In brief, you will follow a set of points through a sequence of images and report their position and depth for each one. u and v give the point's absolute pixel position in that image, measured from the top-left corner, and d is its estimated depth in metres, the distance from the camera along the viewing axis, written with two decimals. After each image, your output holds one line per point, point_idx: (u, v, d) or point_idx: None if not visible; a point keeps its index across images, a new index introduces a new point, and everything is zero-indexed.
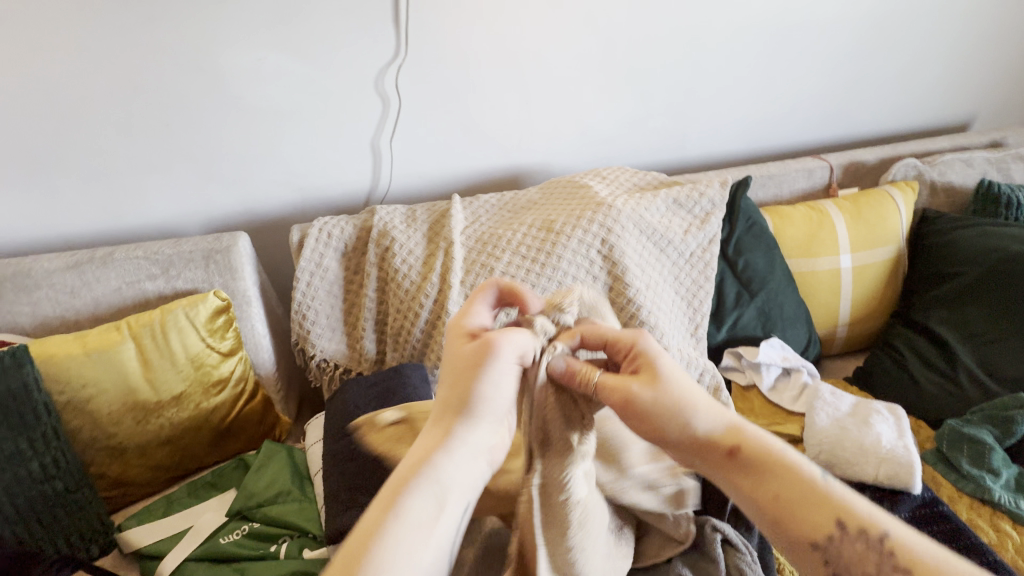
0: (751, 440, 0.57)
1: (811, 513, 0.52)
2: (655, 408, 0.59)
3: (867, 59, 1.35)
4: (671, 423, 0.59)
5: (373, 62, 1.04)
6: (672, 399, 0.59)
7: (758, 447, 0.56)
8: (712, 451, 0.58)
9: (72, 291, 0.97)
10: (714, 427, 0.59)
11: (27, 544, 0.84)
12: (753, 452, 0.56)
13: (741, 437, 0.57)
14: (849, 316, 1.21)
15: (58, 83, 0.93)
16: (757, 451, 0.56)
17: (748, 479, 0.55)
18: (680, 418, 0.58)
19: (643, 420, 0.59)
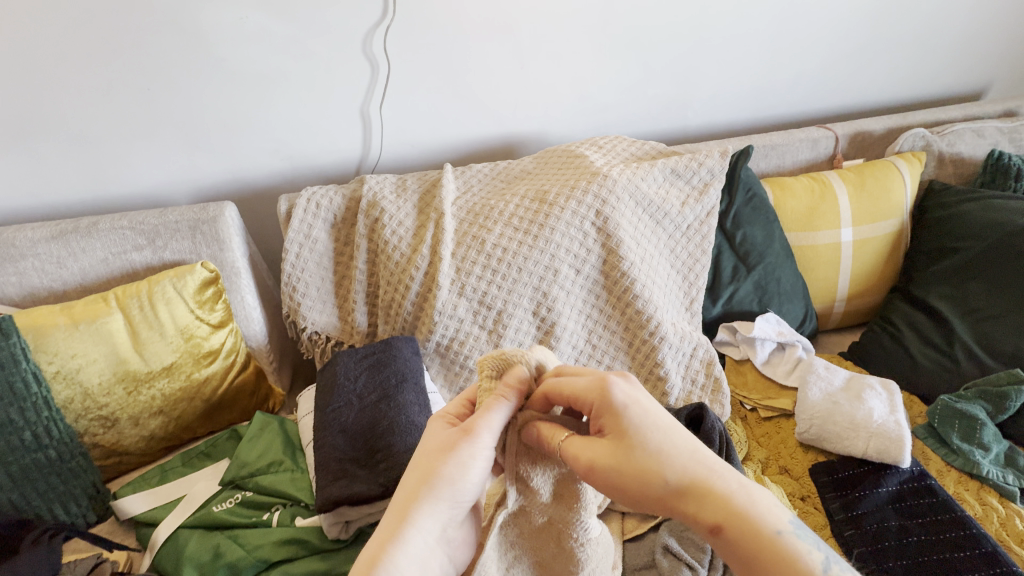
0: (742, 514, 0.47)
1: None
2: (629, 475, 0.50)
3: (881, 21, 1.29)
4: (645, 486, 0.49)
5: (361, 22, 0.99)
6: (643, 458, 0.50)
7: (744, 522, 0.46)
8: (693, 523, 0.48)
9: (58, 261, 0.95)
10: (688, 483, 0.49)
11: (23, 511, 0.85)
12: (740, 535, 0.46)
13: (720, 506, 0.47)
14: (847, 291, 1.19)
15: (30, 43, 0.88)
16: (746, 532, 0.46)
17: (739, 563, 0.46)
18: (652, 477, 0.49)
19: (614, 485, 0.50)
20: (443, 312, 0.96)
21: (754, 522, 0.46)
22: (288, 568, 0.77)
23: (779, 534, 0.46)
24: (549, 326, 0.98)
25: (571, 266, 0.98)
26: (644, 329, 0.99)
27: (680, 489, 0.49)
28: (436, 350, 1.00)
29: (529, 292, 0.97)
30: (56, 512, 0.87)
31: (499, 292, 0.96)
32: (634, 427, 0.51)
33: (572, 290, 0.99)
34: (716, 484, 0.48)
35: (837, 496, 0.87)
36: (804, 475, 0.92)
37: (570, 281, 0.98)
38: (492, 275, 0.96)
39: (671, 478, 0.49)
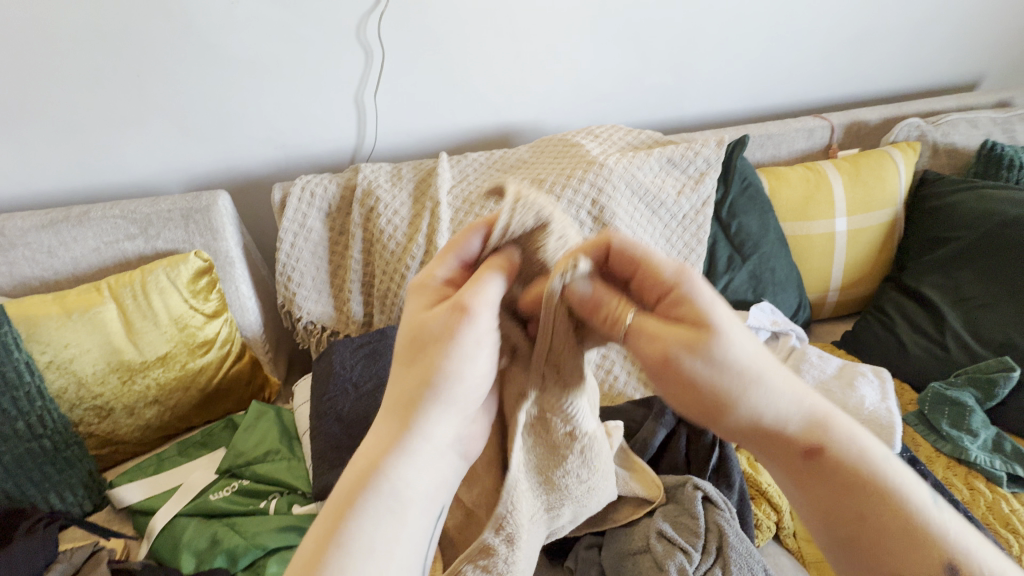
0: (870, 479, 0.43)
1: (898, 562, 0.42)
2: (705, 389, 0.45)
3: (878, 10, 1.28)
4: (731, 414, 0.45)
5: (355, 9, 0.98)
6: (741, 392, 0.45)
7: (874, 489, 0.43)
8: (785, 449, 0.45)
9: (49, 250, 0.94)
10: (810, 434, 0.45)
11: (18, 500, 0.85)
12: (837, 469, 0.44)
13: (845, 456, 0.44)
14: (840, 280, 1.20)
15: (16, 28, 0.86)
16: (845, 466, 0.44)
17: (846, 528, 0.44)
18: (758, 416, 0.45)
19: (689, 398, 0.46)
20: None
21: (852, 458, 0.44)
22: (287, 555, 0.77)
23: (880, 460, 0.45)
24: None
25: None
26: None
27: (782, 424, 0.45)
28: None
29: None
30: (53, 501, 0.87)
31: None
32: (709, 331, 0.45)
33: None
34: (838, 434, 0.45)
35: None
36: None
37: None
38: None
39: (770, 411, 0.45)
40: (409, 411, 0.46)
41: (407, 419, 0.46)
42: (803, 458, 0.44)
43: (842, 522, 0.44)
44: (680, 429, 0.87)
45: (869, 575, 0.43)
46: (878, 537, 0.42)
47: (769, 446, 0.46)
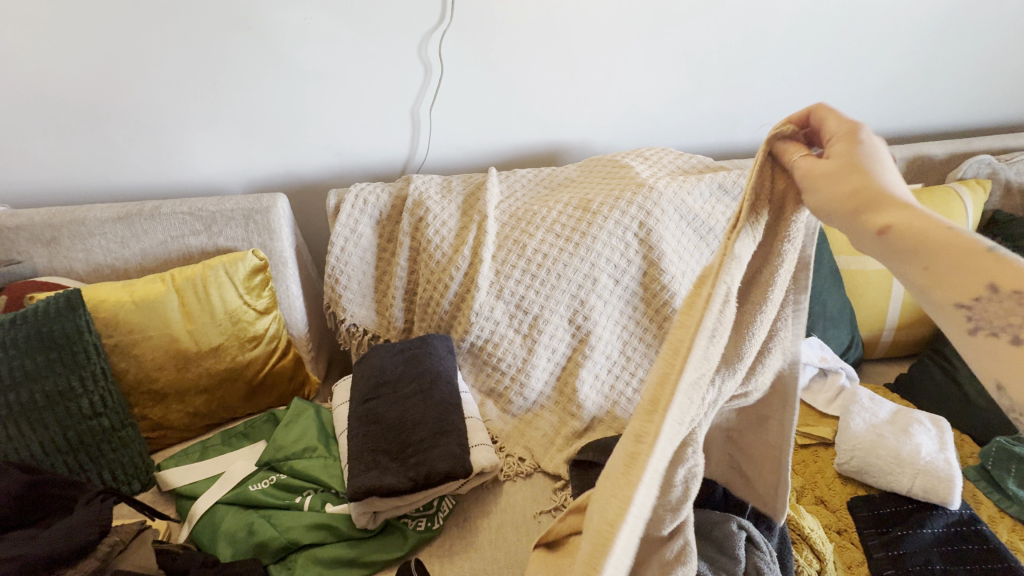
0: (929, 221, 0.35)
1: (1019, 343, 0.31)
2: (836, 172, 0.38)
3: (949, 42, 1.24)
4: (857, 193, 0.37)
5: (418, 28, 1.02)
6: (847, 169, 0.38)
7: (933, 229, 0.34)
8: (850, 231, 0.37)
9: (122, 241, 1.01)
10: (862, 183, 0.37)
11: (76, 474, 0.89)
12: (934, 239, 0.34)
13: (912, 213, 0.35)
14: (896, 320, 1.13)
15: (115, 37, 0.95)
16: (940, 244, 0.34)
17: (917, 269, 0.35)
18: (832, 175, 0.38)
19: (819, 186, 0.38)
20: (480, 313, 0.98)
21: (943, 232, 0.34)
22: (316, 554, 0.79)
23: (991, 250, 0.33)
24: (584, 335, 0.98)
25: (610, 276, 0.98)
26: None
27: (860, 197, 0.37)
28: (470, 350, 1.01)
29: (566, 300, 0.98)
30: (106, 477, 0.91)
31: (537, 297, 0.98)
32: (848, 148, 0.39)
33: (609, 300, 0.99)
34: (890, 187, 0.37)
35: (878, 533, 0.83)
36: (841, 507, 0.88)
37: (608, 291, 0.99)
38: (530, 281, 0.98)
39: (863, 185, 0.37)
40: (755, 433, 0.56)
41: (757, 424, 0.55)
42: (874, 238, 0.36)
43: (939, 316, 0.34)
44: None
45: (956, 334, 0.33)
46: (972, 269, 0.33)
47: (821, 202, 0.38)
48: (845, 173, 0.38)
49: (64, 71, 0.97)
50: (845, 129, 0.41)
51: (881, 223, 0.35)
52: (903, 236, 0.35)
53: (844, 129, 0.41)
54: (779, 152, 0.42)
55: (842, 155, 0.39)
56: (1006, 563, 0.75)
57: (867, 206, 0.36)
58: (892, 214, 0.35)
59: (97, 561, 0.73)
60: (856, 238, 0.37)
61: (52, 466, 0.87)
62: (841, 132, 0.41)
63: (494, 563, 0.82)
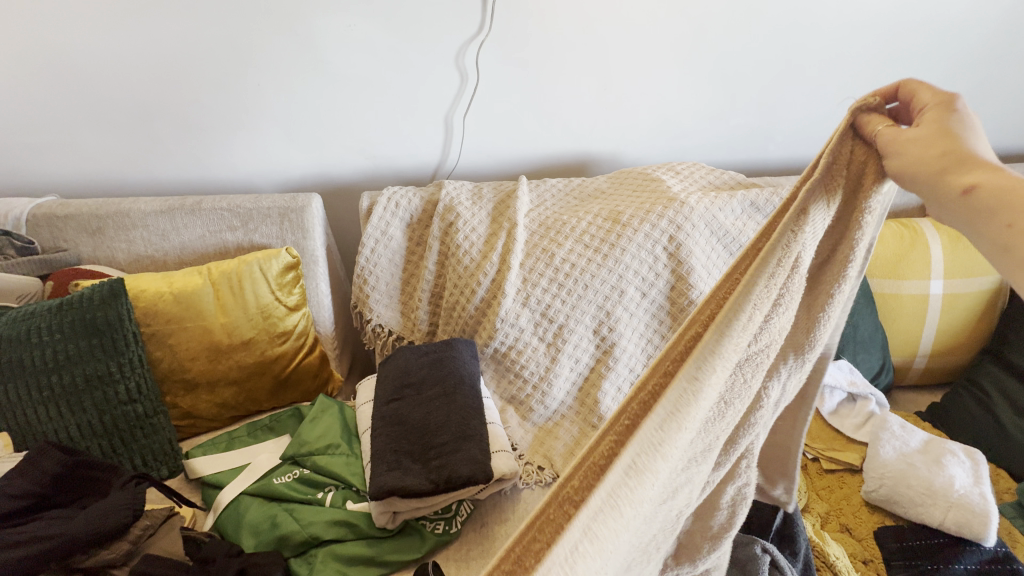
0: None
1: None
2: (921, 141, 0.34)
3: (995, 64, 1.21)
4: (941, 159, 0.33)
5: (457, 38, 1.04)
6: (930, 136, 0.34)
7: None
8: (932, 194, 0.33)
9: (163, 234, 1.05)
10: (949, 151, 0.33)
11: (110, 458, 0.92)
12: None
13: (1004, 174, 0.32)
14: (930, 347, 1.11)
15: (166, 38, 0.99)
16: None
17: (1003, 230, 0.31)
18: (915, 141, 0.34)
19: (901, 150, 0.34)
20: (505, 320, 0.98)
21: None
22: (335, 549, 0.80)
23: None
24: (608, 346, 0.98)
25: (638, 288, 0.98)
26: None
27: (946, 161, 0.33)
28: (493, 355, 1.02)
29: (592, 310, 0.98)
30: (136, 462, 0.93)
31: (563, 306, 0.98)
32: (939, 118, 0.35)
33: (635, 313, 0.99)
34: (980, 155, 0.33)
35: (906, 565, 0.80)
36: (868, 537, 0.86)
37: (635, 304, 0.98)
38: (557, 290, 0.98)
39: (950, 151, 0.34)
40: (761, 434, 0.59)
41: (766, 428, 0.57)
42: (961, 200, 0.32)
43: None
44: None
45: None
46: None
47: (902, 167, 0.34)
48: (930, 139, 0.34)
49: (121, 68, 1.01)
50: (941, 95, 0.37)
51: (966, 182, 0.32)
52: (995, 195, 0.31)
53: (941, 95, 0.37)
54: (867, 123, 0.37)
55: (933, 122, 0.35)
56: None
57: (957, 173, 0.33)
58: (987, 178, 0.32)
59: (129, 544, 0.75)
60: (935, 200, 0.34)
61: (88, 449, 0.90)
62: (934, 103, 0.37)
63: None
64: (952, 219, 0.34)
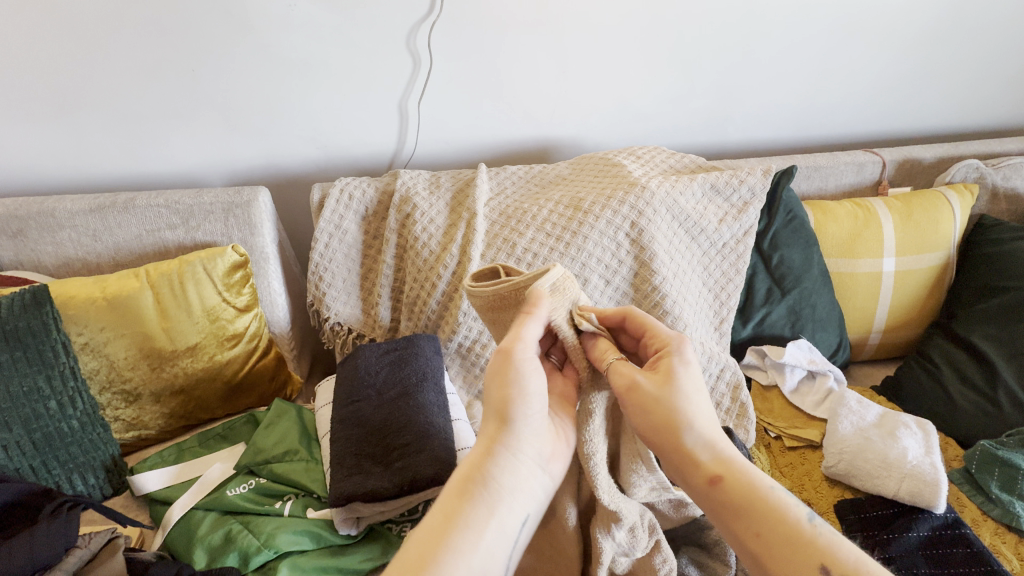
0: (739, 473, 0.55)
1: (790, 554, 0.49)
2: (667, 423, 0.57)
3: (941, 43, 1.24)
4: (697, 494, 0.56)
5: (406, 17, 0.99)
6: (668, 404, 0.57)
7: (742, 481, 0.54)
8: (692, 475, 0.56)
9: (93, 234, 0.96)
10: (713, 457, 0.56)
11: (42, 480, 0.84)
12: (743, 486, 0.54)
13: (738, 476, 0.55)
14: (883, 323, 1.14)
15: (80, 14, 0.89)
16: (741, 492, 0.54)
17: (730, 509, 0.54)
18: (672, 425, 0.57)
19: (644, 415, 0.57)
20: (467, 313, 0.95)
21: (754, 487, 0.54)
22: (298, 561, 0.76)
23: (781, 497, 0.53)
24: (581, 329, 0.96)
25: (601, 276, 0.96)
26: None
27: (689, 447, 0.57)
28: (457, 350, 0.99)
29: None
30: (76, 483, 0.87)
31: None
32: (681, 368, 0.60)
33: (600, 300, 0.97)
34: (694, 449, 0.57)
35: (864, 537, 0.83)
36: (828, 510, 0.89)
37: (599, 291, 0.96)
38: None
39: (693, 438, 0.57)
40: (736, 519, 0.53)
41: (755, 516, 0.52)
42: (708, 485, 0.55)
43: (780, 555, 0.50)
44: None
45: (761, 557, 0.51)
46: (767, 520, 0.52)
47: (686, 477, 0.57)
48: (660, 411, 0.57)
49: (32, 53, 0.92)
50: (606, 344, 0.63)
51: (710, 476, 0.55)
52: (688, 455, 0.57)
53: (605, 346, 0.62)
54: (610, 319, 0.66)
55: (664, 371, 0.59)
56: (990, 568, 0.75)
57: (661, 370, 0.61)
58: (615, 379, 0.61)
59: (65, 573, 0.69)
60: (691, 484, 0.57)
61: (16, 470, 0.82)
62: (667, 348, 0.61)
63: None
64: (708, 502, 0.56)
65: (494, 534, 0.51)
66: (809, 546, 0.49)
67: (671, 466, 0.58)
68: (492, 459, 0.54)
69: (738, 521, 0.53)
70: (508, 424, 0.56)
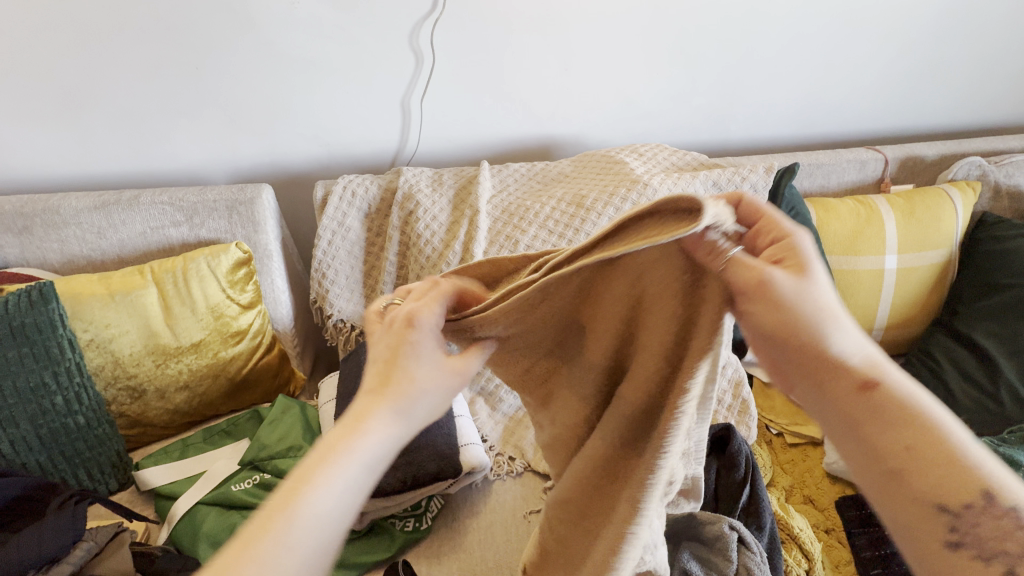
0: (897, 394, 0.41)
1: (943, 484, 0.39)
2: (806, 323, 0.42)
3: (943, 41, 1.23)
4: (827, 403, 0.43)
5: (409, 15, 0.99)
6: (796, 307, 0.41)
7: (896, 401, 0.41)
8: (838, 385, 0.42)
9: (98, 231, 0.97)
10: (857, 365, 0.42)
11: (50, 474, 0.86)
12: (893, 407, 0.41)
13: (894, 394, 0.41)
14: (886, 321, 1.14)
15: (85, 12, 0.90)
16: (898, 405, 0.41)
17: (866, 437, 0.41)
18: (800, 326, 0.42)
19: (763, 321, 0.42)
20: None
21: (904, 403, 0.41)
22: None
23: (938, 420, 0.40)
24: None
25: None
26: None
27: (828, 354, 0.42)
28: None
29: None
30: (82, 478, 0.88)
31: None
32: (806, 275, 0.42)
33: None
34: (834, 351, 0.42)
35: (864, 533, 0.83)
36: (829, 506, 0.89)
37: None
38: None
39: (835, 344, 0.42)
40: (870, 427, 0.41)
41: (903, 427, 0.40)
42: (858, 393, 0.41)
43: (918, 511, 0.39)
44: (709, 464, 0.85)
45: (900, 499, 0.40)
46: (933, 459, 0.39)
47: (821, 398, 0.43)
48: (788, 314, 0.41)
49: (37, 52, 0.92)
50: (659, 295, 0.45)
51: (862, 382, 0.41)
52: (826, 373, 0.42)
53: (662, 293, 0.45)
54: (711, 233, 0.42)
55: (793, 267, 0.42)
56: None
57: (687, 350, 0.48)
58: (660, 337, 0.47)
59: (72, 566, 0.70)
60: (822, 397, 0.43)
61: (25, 465, 0.83)
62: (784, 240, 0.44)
63: (484, 561, 0.82)
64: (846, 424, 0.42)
65: (312, 544, 0.37)
66: (969, 472, 0.39)
67: (794, 374, 0.44)
68: (356, 439, 0.40)
69: (875, 437, 0.41)
70: (388, 393, 0.43)
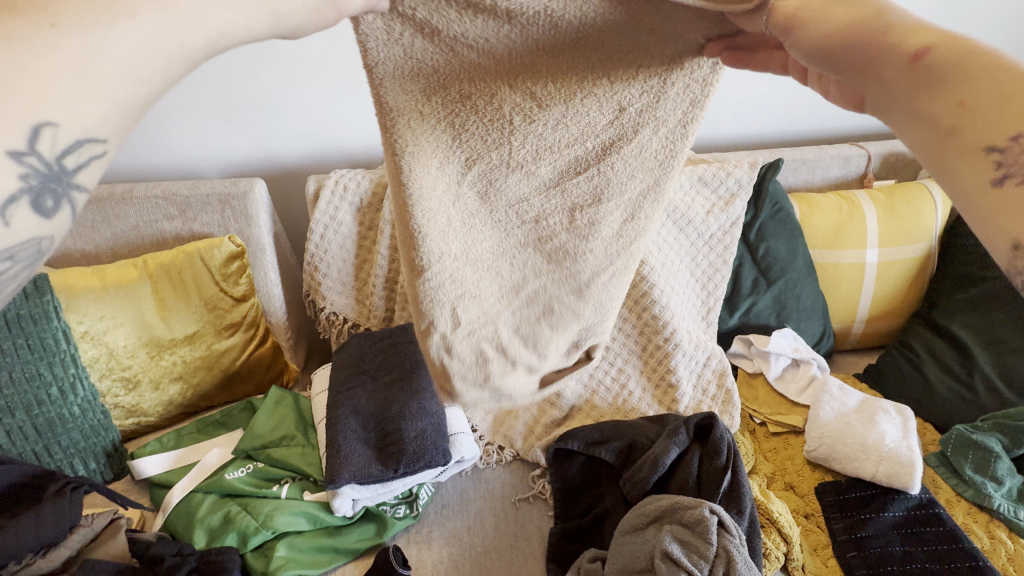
0: (967, 46, 0.33)
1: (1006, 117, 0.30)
2: (862, 25, 0.36)
3: None
4: (880, 82, 0.35)
5: None
6: (858, 7, 0.36)
7: (969, 49, 0.33)
8: (889, 58, 0.34)
9: (91, 225, 0.98)
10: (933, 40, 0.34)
11: (45, 463, 0.87)
12: (966, 57, 0.32)
13: (953, 39, 0.33)
14: (867, 313, 1.17)
15: None
16: (968, 59, 0.32)
17: (921, 100, 0.33)
18: (851, 14, 0.36)
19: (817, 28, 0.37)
20: None
21: (977, 57, 0.32)
22: (295, 540, 0.79)
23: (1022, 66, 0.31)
24: None
25: None
26: (658, 334, 0.98)
27: (892, 28, 0.35)
28: None
29: None
30: (78, 467, 0.90)
31: None
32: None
33: None
34: (893, 21, 0.35)
35: (843, 518, 0.86)
36: (809, 492, 0.92)
37: None
38: None
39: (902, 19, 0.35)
40: (923, 92, 0.33)
41: (965, 72, 0.32)
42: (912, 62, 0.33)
43: (964, 164, 0.32)
44: (693, 451, 0.87)
45: (944, 156, 0.33)
46: (1003, 97, 0.31)
47: (878, 80, 0.35)
48: (831, 10, 0.37)
49: None
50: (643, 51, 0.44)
51: (917, 47, 0.34)
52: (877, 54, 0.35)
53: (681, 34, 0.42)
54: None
55: None
56: (962, 546, 0.79)
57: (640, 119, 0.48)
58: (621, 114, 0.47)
59: (69, 550, 0.74)
60: (875, 77, 0.35)
61: (20, 454, 0.85)
62: None
63: (473, 547, 0.85)
64: (892, 92, 0.35)
65: None
66: None
67: (846, 72, 0.37)
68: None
69: (937, 93, 0.33)
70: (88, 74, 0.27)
